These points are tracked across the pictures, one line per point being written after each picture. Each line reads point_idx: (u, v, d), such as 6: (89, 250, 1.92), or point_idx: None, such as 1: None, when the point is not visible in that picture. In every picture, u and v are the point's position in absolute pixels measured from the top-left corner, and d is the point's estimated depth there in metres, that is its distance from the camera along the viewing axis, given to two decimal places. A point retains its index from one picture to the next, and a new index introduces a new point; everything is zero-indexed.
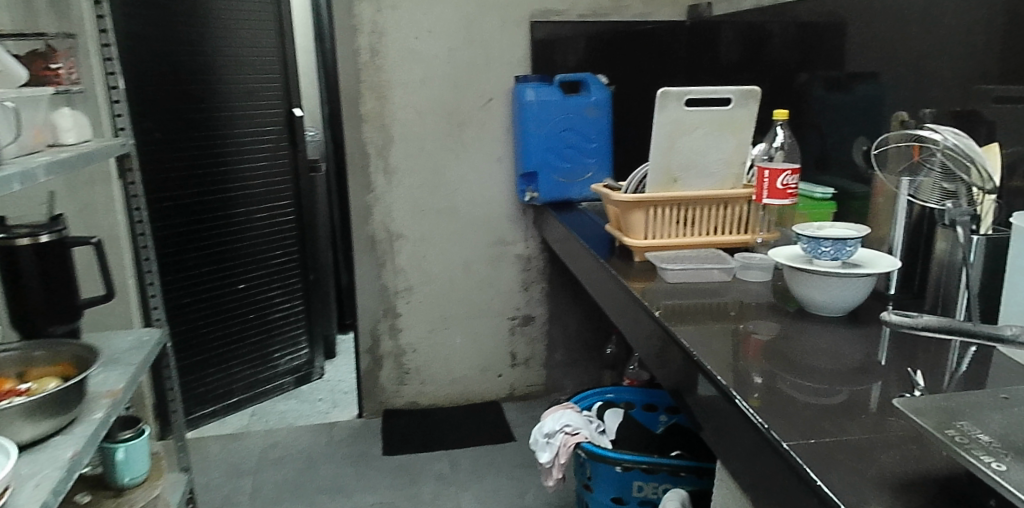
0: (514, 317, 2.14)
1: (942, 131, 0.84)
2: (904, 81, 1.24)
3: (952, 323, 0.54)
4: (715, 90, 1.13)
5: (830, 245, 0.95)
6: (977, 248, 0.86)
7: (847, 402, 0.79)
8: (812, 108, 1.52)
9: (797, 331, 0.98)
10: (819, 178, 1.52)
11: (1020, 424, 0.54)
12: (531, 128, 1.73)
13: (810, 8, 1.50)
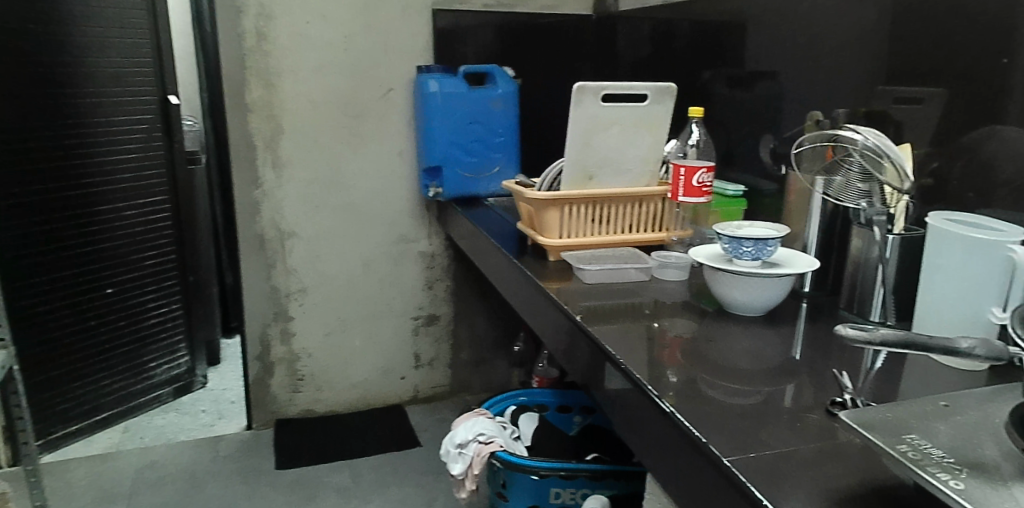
0: (418, 317, 2.04)
1: (862, 131, 0.90)
2: (807, 80, 1.26)
3: (910, 335, 0.57)
4: (632, 86, 1.10)
5: (751, 245, 0.94)
6: (892, 246, 0.92)
7: (775, 404, 0.77)
8: (717, 106, 1.54)
9: (719, 332, 0.96)
10: (725, 174, 1.54)
11: (965, 438, 0.54)
12: (435, 121, 1.65)
13: (713, 7, 1.51)
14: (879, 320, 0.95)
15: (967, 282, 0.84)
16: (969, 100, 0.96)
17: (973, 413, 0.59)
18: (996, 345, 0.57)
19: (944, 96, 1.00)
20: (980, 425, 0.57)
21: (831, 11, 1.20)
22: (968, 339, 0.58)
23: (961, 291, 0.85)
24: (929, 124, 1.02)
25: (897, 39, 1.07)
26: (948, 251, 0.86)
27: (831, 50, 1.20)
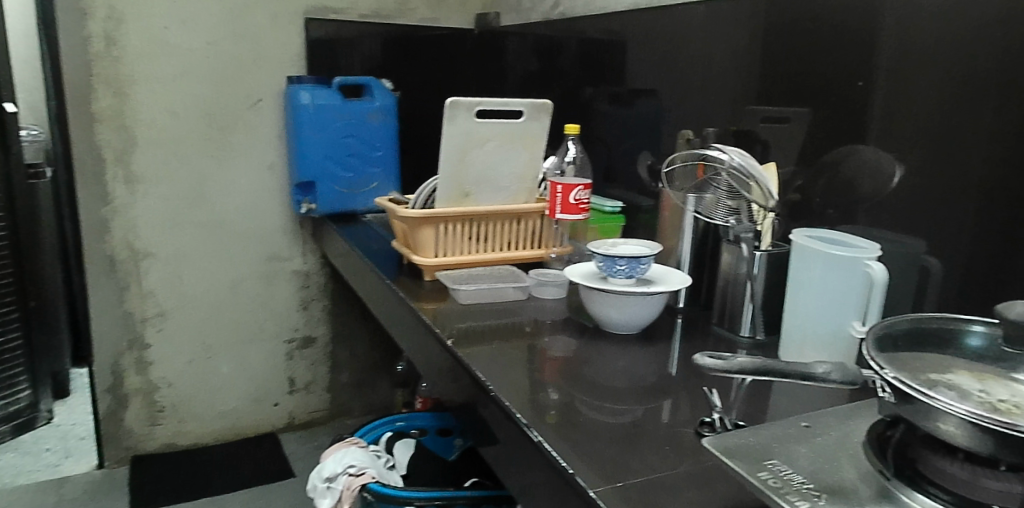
0: (292, 339, 1.91)
1: (728, 150, 0.91)
2: (684, 99, 1.29)
3: (767, 362, 0.55)
4: (507, 102, 1.06)
5: (624, 263, 0.93)
6: (759, 262, 0.94)
7: (646, 425, 0.76)
8: (598, 123, 1.55)
9: (595, 352, 0.94)
10: (606, 191, 1.55)
11: (821, 463, 0.55)
12: (307, 134, 1.55)
13: (594, 25, 1.52)
14: (748, 335, 0.97)
15: (828, 297, 0.87)
16: (829, 122, 1.01)
17: (830, 435, 0.60)
18: (851, 369, 0.55)
19: (807, 116, 1.04)
20: (838, 446, 0.59)
21: (702, 35, 1.23)
22: (825, 362, 0.56)
23: (823, 307, 0.87)
24: (795, 143, 1.06)
25: (764, 61, 1.11)
26: (810, 269, 0.89)
27: (704, 70, 1.23)
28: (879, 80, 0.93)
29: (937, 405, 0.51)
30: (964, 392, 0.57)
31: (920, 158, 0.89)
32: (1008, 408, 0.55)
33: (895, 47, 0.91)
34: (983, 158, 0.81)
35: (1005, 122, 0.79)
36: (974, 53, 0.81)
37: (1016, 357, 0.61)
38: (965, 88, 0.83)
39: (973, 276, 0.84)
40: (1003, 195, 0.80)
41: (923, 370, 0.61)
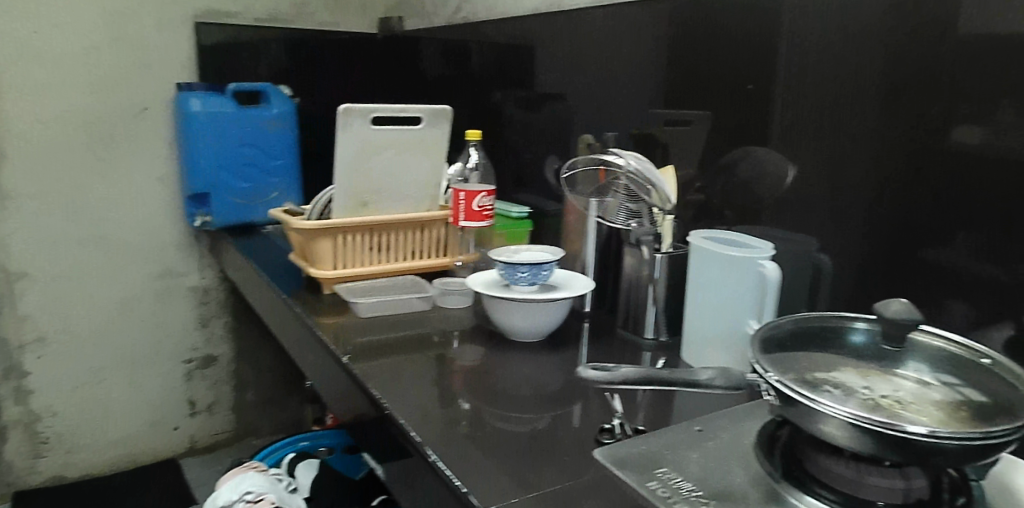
0: (191, 359, 1.81)
1: (626, 155, 0.92)
2: (591, 103, 1.30)
3: (651, 373, 0.59)
4: (404, 109, 1.03)
5: (526, 270, 0.92)
6: (659, 266, 0.93)
7: (549, 432, 0.74)
8: (508, 127, 1.54)
9: (502, 361, 0.92)
10: (516, 196, 1.54)
11: (710, 468, 0.58)
12: (200, 143, 1.47)
13: (500, 30, 1.51)
14: (652, 337, 0.97)
15: (726, 297, 0.88)
16: (729, 124, 1.03)
17: (722, 435, 0.64)
18: (734, 375, 0.60)
19: (708, 119, 1.07)
20: (730, 449, 0.62)
21: (604, 40, 1.24)
22: (711, 370, 0.61)
23: (720, 308, 0.89)
24: (698, 145, 1.09)
25: (665, 66, 1.13)
26: (708, 269, 0.90)
27: (610, 74, 1.25)
28: (770, 83, 0.97)
29: (819, 408, 0.54)
30: (848, 389, 0.61)
31: (810, 160, 0.92)
32: (889, 404, 0.59)
33: (783, 52, 0.95)
34: (869, 156, 0.85)
35: (891, 122, 0.82)
36: (857, 57, 0.86)
37: (896, 355, 0.66)
38: (851, 91, 0.87)
39: (861, 270, 0.88)
40: (889, 193, 0.83)
41: (811, 368, 0.64)
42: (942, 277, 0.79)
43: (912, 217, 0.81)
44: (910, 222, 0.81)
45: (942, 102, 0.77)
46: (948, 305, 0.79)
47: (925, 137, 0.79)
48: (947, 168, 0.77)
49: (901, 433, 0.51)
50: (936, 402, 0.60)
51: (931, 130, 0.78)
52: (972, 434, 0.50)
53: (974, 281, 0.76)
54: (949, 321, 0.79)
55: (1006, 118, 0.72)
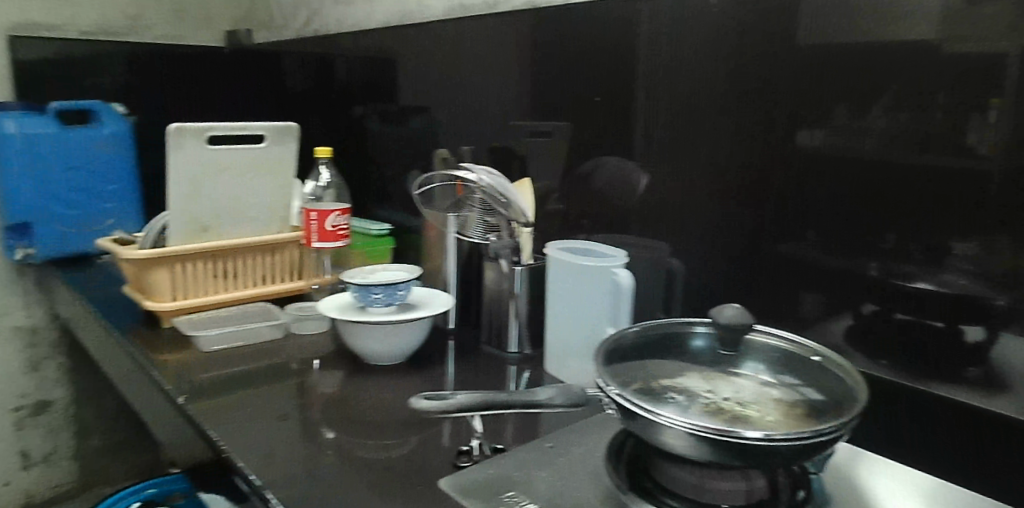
0: (20, 407, 1.62)
1: (478, 170, 0.90)
2: (453, 116, 1.29)
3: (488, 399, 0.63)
4: (242, 126, 0.99)
5: (380, 292, 0.89)
6: (520, 279, 0.93)
7: (406, 458, 0.72)
8: (370, 141, 1.50)
9: (364, 386, 0.89)
10: (380, 213, 1.50)
11: (559, 485, 0.63)
12: (15, 168, 1.36)
13: (357, 42, 1.48)
14: (516, 351, 0.97)
15: (584, 308, 0.89)
16: (587, 134, 1.06)
17: (572, 450, 0.69)
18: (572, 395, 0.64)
19: (568, 129, 1.09)
20: (581, 464, 0.66)
21: (463, 53, 1.24)
22: (552, 389, 0.65)
23: (578, 319, 0.90)
24: (558, 155, 1.11)
25: (524, 79, 1.15)
26: (565, 281, 0.90)
27: (471, 88, 1.25)
28: (621, 96, 1.01)
29: (661, 420, 0.58)
30: (691, 395, 0.65)
31: (662, 168, 0.96)
32: (730, 406, 0.63)
33: (631, 66, 0.99)
34: (726, 161, 0.89)
35: (744, 127, 0.86)
36: (705, 67, 0.90)
37: (731, 358, 0.71)
38: (704, 99, 0.91)
39: (716, 270, 0.92)
40: (740, 196, 0.88)
41: (656, 376, 0.67)
42: (799, 271, 0.84)
43: (764, 219, 0.86)
44: (763, 224, 0.86)
45: (788, 107, 0.82)
46: (802, 297, 0.84)
47: (775, 140, 0.84)
48: (800, 169, 0.82)
49: (739, 438, 0.56)
50: (773, 399, 0.65)
51: (781, 134, 0.83)
52: (802, 435, 0.57)
53: (824, 274, 0.82)
54: (805, 312, 0.84)
55: (843, 120, 0.78)
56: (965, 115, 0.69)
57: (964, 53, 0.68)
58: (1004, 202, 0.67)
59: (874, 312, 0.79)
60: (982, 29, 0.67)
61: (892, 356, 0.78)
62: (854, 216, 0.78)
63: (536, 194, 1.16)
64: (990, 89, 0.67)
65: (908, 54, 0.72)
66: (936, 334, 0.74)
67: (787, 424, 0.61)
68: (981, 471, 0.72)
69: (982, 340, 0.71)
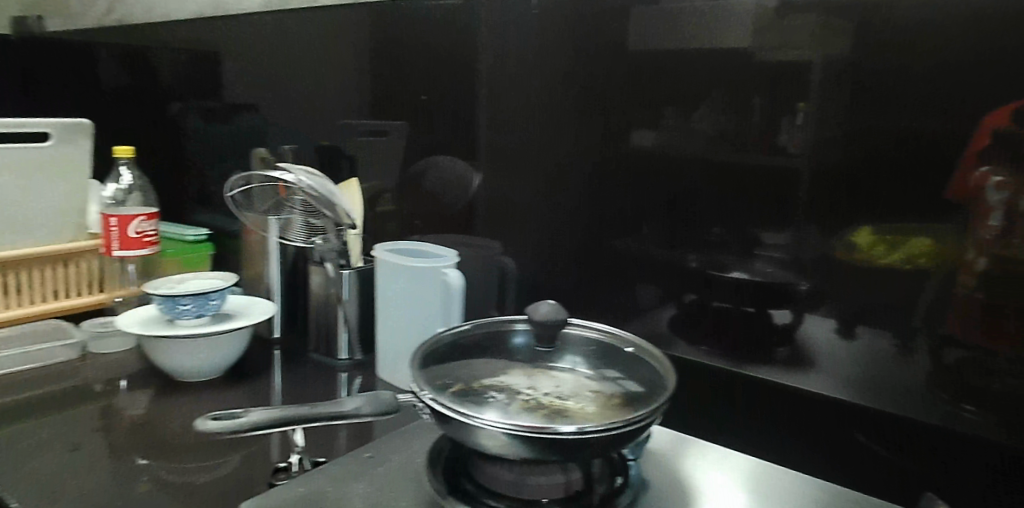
0: None
1: (296, 171, 0.85)
2: (281, 114, 1.24)
3: (285, 413, 0.60)
4: (24, 124, 0.98)
5: (189, 302, 0.83)
6: (348, 283, 0.90)
7: (214, 480, 0.66)
8: (188, 139, 1.39)
9: (180, 405, 0.81)
10: (197, 217, 1.39)
11: (376, 496, 0.61)
12: None
13: (175, 33, 1.37)
14: (346, 357, 0.93)
15: (413, 310, 0.87)
16: (424, 134, 1.06)
17: (391, 458, 0.68)
18: (383, 400, 0.63)
19: (404, 128, 1.09)
20: (400, 472, 0.65)
21: (292, 48, 1.19)
22: (359, 398, 0.63)
23: (408, 323, 0.88)
24: (395, 155, 1.10)
25: (357, 77, 1.12)
26: (394, 284, 0.88)
27: (302, 85, 1.20)
28: (461, 96, 1.01)
29: (477, 422, 0.58)
30: (511, 392, 0.65)
31: (498, 168, 0.99)
32: (549, 401, 0.64)
33: (471, 66, 0.99)
34: (562, 160, 0.93)
35: (585, 126, 0.90)
36: (542, 68, 0.93)
37: (550, 353, 0.73)
38: (539, 100, 0.94)
39: (556, 267, 0.96)
40: (575, 194, 0.92)
41: (478, 376, 0.67)
42: (634, 264, 0.89)
43: (600, 216, 0.91)
44: (601, 220, 0.91)
45: (624, 107, 0.86)
46: (634, 288, 0.90)
47: (613, 139, 0.88)
48: (634, 166, 0.86)
49: (553, 434, 0.57)
50: (590, 389, 0.67)
51: (614, 134, 0.87)
52: (613, 425, 0.59)
53: (655, 265, 0.88)
54: (640, 302, 0.90)
55: (671, 121, 0.83)
56: (777, 117, 0.76)
57: (776, 61, 0.76)
58: (808, 196, 0.75)
59: (694, 301, 0.85)
60: (791, 40, 0.74)
61: (713, 342, 0.85)
62: (676, 211, 0.85)
63: (367, 195, 1.14)
64: (797, 94, 0.75)
65: (727, 59, 0.78)
66: (750, 318, 0.82)
67: (603, 414, 0.63)
68: (785, 442, 0.81)
69: (789, 322, 0.79)
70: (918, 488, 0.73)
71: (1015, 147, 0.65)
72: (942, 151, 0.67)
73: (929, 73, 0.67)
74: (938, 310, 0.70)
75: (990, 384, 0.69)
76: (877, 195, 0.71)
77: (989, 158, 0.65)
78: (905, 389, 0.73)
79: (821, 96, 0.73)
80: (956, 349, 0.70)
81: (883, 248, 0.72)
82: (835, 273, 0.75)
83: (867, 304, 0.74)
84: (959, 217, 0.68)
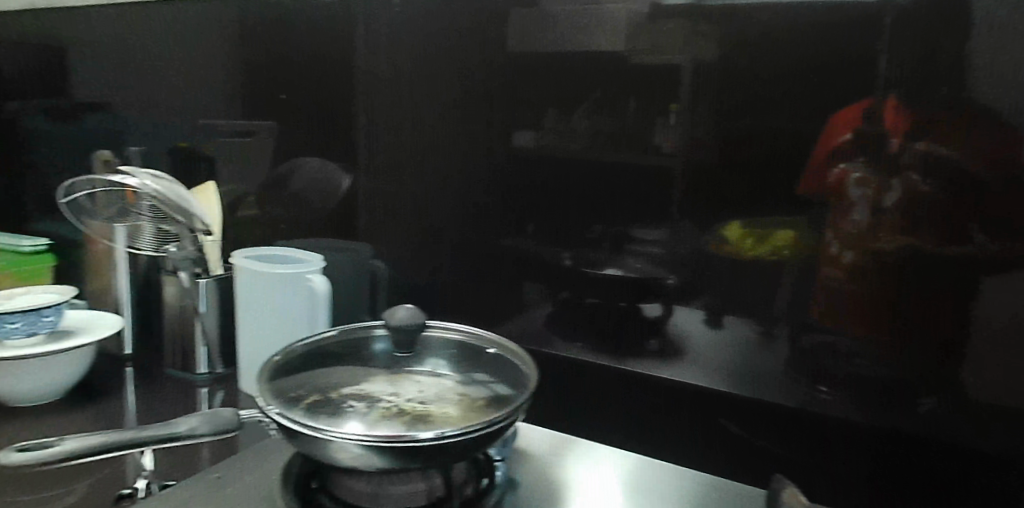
0: None
1: (141, 175, 0.80)
2: (135, 114, 1.16)
3: (110, 439, 0.56)
4: None
5: (19, 319, 0.76)
6: (206, 293, 0.86)
7: None
8: (27, 142, 1.27)
9: (12, 432, 0.74)
10: (35, 226, 1.28)
11: None
12: None
13: (12, 24, 1.26)
14: (206, 371, 0.89)
15: (276, 320, 0.84)
16: (293, 135, 1.04)
17: (241, 478, 0.65)
18: (221, 419, 0.62)
19: (272, 130, 1.05)
20: (252, 492, 0.63)
21: (148, 44, 1.13)
22: (192, 419, 0.61)
23: (270, 334, 0.85)
24: (262, 157, 1.07)
25: (218, 75, 1.08)
26: (254, 292, 0.84)
27: (161, 84, 1.13)
28: (333, 97, 0.99)
29: (329, 436, 0.56)
30: (371, 400, 0.63)
31: (365, 171, 0.98)
32: (411, 407, 0.63)
33: (344, 66, 0.97)
34: (432, 159, 0.93)
35: (462, 127, 0.90)
36: (410, 69, 0.92)
37: (411, 358, 0.72)
38: (408, 101, 0.93)
39: (428, 269, 0.96)
40: (449, 193, 0.92)
41: (337, 386, 0.65)
42: (518, 263, 0.90)
43: (476, 215, 0.91)
44: (478, 220, 0.91)
45: (505, 109, 0.87)
46: (512, 287, 0.91)
47: (495, 141, 0.88)
48: (517, 168, 0.87)
49: (409, 442, 0.56)
50: (455, 392, 0.67)
51: (487, 133, 0.88)
52: (472, 427, 0.59)
53: (531, 264, 0.89)
54: (519, 300, 0.91)
55: (552, 123, 0.84)
56: (652, 118, 0.79)
57: (649, 63, 0.78)
58: (682, 195, 0.78)
59: (567, 298, 0.87)
60: (662, 44, 0.77)
61: (587, 339, 0.87)
62: (549, 211, 0.86)
63: (228, 200, 1.11)
64: (669, 95, 0.77)
65: (594, 63, 0.81)
66: (621, 313, 0.84)
67: (464, 416, 0.62)
68: (659, 433, 0.84)
69: (660, 315, 0.82)
70: (782, 470, 0.78)
71: (867, 146, 0.69)
72: (797, 152, 0.72)
73: (785, 78, 0.71)
74: (791, 301, 0.75)
75: (843, 367, 0.74)
76: (740, 191, 0.75)
77: (847, 156, 0.70)
78: (757, 374, 0.78)
79: (689, 98, 0.76)
80: (812, 334, 0.75)
81: (752, 242, 0.76)
82: (697, 267, 0.79)
83: (730, 295, 0.78)
84: (812, 211, 0.72)
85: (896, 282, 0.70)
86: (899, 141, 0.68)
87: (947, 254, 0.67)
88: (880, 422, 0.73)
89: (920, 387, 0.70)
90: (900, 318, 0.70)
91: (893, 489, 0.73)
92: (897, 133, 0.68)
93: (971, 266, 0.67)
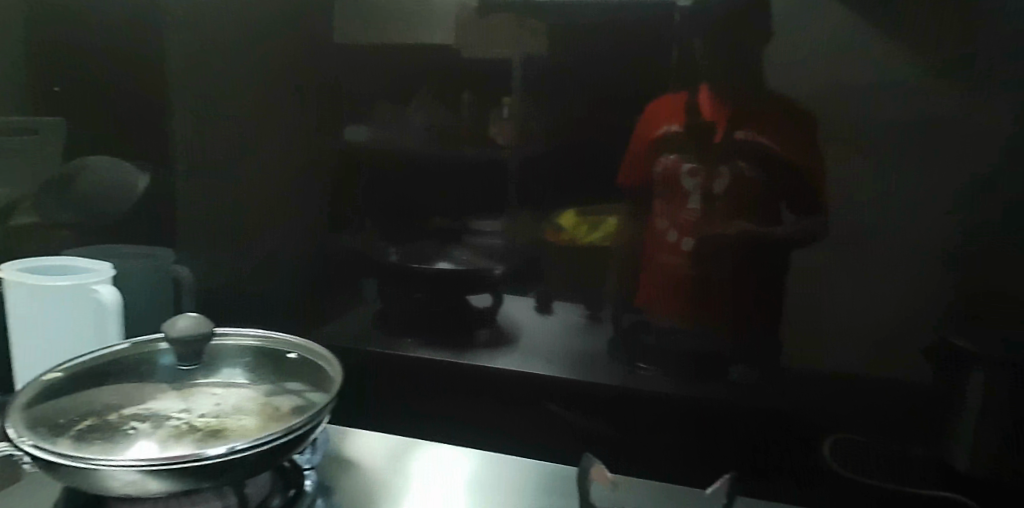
0: None
1: None
2: None
3: None
4: None
5: None
6: None
7: None
8: None
9: None
10: None
11: None
12: None
13: None
14: None
15: (58, 340, 0.78)
16: (83, 132, 0.95)
17: None
18: None
19: (60, 124, 0.95)
20: None
21: None
22: None
23: (53, 357, 0.79)
24: (46, 155, 0.96)
25: None
26: (31, 310, 0.77)
27: None
28: (133, 91, 0.92)
29: (98, 466, 0.52)
30: (158, 419, 0.59)
31: (163, 171, 0.93)
32: (205, 422, 0.60)
33: (144, 58, 0.90)
34: (247, 156, 0.89)
35: (277, 124, 0.87)
36: (220, 62, 0.88)
37: (203, 369, 0.68)
38: (218, 96, 0.89)
39: (241, 272, 0.92)
40: (264, 192, 0.89)
41: (117, 408, 0.61)
42: (349, 261, 0.87)
43: (299, 212, 0.88)
44: (301, 217, 0.88)
45: (334, 104, 0.84)
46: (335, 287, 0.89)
47: (325, 136, 0.85)
48: (347, 163, 0.85)
49: (195, 461, 0.53)
50: (257, 401, 0.64)
51: (308, 129, 0.86)
52: (269, 437, 0.56)
53: (361, 260, 0.87)
54: (348, 298, 0.89)
55: (383, 117, 0.83)
56: (484, 111, 0.79)
57: (477, 59, 0.79)
58: (514, 186, 0.80)
59: (400, 294, 0.87)
60: (490, 40, 0.78)
61: (419, 334, 0.87)
62: (377, 206, 0.85)
63: None
64: (501, 89, 0.79)
65: (409, 60, 0.81)
66: (451, 306, 0.85)
67: (263, 426, 0.60)
68: (489, 423, 0.86)
69: (488, 305, 0.84)
70: (605, 445, 0.82)
71: (685, 135, 0.74)
72: (616, 144, 0.76)
73: (593, 76, 0.75)
74: (594, 289, 0.80)
75: (657, 345, 0.79)
76: (558, 183, 0.79)
77: (669, 146, 0.74)
78: (574, 358, 0.82)
79: (517, 90, 0.78)
80: (631, 315, 0.79)
81: (585, 228, 0.79)
82: (521, 254, 0.82)
83: (555, 282, 0.81)
84: (626, 199, 0.77)
85: (723, 264, 0.75)
86: (721, 132, 0.73)
87: (766, 236, 0.73)
88: (692, 394, 0.79)
89: (725, 358, 0.77)
90: (718, 296, 0.76)
91: (711, 454, 0.80)
92: (721, 125, 0.73)
93: (785, 245, 0.73)
